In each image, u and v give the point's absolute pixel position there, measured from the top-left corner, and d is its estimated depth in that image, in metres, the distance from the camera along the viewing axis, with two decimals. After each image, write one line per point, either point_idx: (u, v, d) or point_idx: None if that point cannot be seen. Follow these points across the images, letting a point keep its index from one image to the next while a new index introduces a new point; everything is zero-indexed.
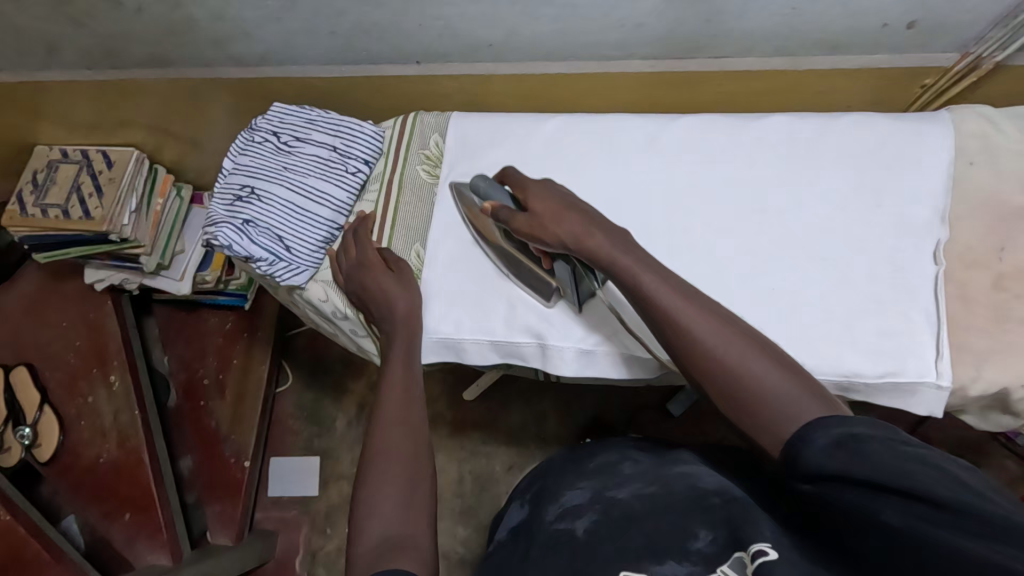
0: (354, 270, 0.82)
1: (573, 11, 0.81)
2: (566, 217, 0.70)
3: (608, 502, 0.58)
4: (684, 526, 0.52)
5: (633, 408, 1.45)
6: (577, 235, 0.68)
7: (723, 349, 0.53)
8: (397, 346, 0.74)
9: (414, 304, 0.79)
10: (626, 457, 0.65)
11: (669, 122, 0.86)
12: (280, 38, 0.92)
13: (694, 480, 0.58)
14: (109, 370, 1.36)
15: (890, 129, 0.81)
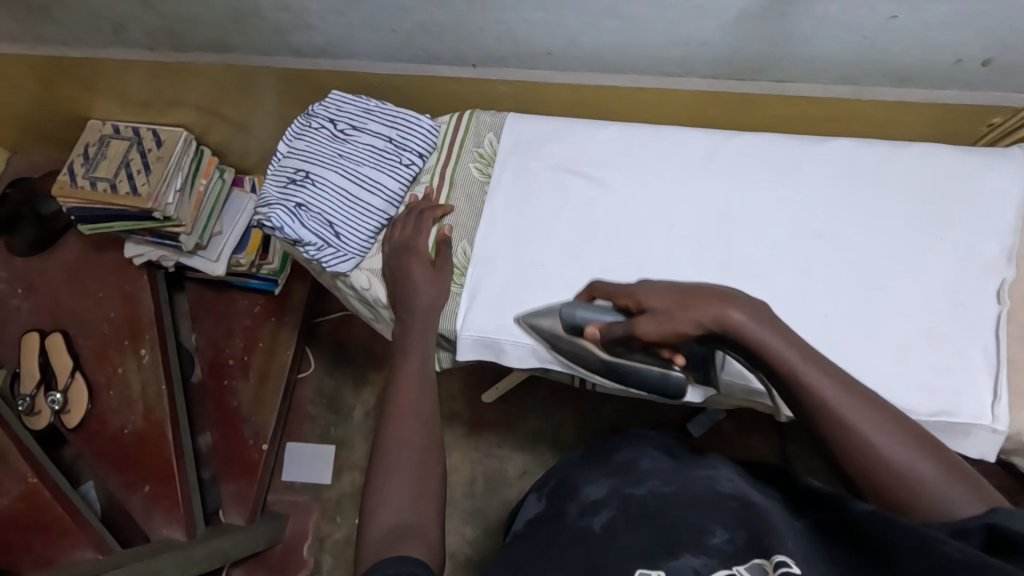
0: (400, 250, 0.82)
1: (639, 25, 0.80)
2: (699, 299, 0.55)
3: (623, 499, 0.58)
4: (700, 522, 0.51)
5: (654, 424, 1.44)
6: (718, 315, 0.54)
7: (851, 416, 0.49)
8: (421, 322, 0.76)
9: (440, 297, 0.79)
10: (644, 455, 0.67)
11: (727, 139, 0.84)
12: (340, 31, 0.93)
13: (714, 483, 0.57)
14: (140, 343, 1.38)
15: (956, 162, 0.77)
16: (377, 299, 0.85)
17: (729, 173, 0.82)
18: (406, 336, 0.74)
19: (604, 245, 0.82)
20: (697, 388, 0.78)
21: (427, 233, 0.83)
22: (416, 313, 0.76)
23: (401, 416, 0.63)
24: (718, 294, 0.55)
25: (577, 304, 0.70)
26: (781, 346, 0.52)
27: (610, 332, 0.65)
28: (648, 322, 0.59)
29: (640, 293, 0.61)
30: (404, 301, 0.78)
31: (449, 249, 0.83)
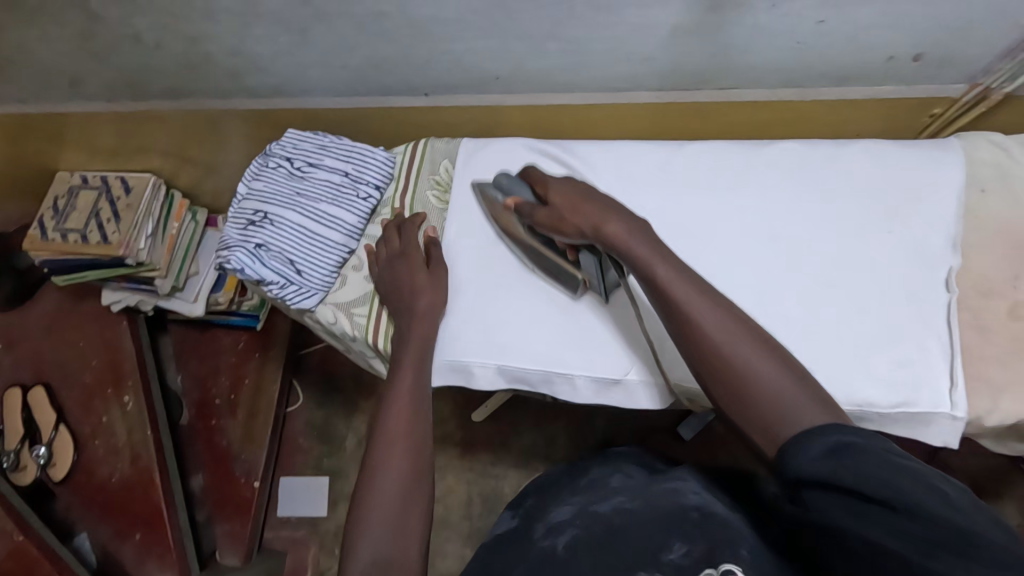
0: (394, 259, 0.83)
1: (580, 46, 0.81)
2: (588, 209, 0.70)
3: (589, 517, 0.61)
4: (660, 539, 0.56)
5: (645, 431, 1.44)
6: (595, 222, 0.69)
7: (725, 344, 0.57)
8: (418, 330, 0.77)
9: (438, 301, 0.80)
10: (616, 471, 0.69)
11: (677, 151, 0.84)
12: (293, 71, 0.94)
13: (679, 495, 0.60)
14: (123, 391, 1.38)
15: (902, 156, 0.78)
16: (344, 332, 0.86)
17: (682, 180, 0.83)
18: (403, 345, 0.76)
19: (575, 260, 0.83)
20: (664, 398, 0.78)
21: (415, 242, 0.84)
22: (415, 322, 0.78)
23: (392, 446, 0.66)
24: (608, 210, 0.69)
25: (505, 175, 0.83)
26: (674, 284, 0.62)
27: (520, 205, 0.79)
28: (546, 215, 0.74)
29: (548, 183, 0.76)
30: (401, 306, 0.80)
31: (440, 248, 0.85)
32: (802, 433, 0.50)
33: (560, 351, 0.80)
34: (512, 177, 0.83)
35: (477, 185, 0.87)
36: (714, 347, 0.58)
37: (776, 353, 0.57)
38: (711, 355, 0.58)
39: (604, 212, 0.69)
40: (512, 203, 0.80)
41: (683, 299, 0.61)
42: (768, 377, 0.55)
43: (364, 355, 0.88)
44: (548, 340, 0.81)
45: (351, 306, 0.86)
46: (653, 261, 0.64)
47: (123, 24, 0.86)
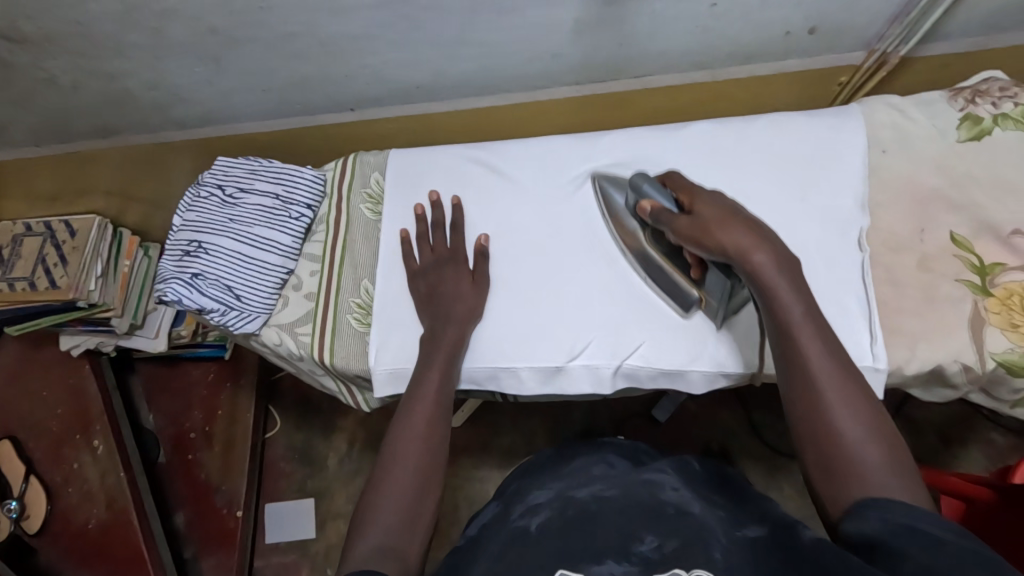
0: (433, 267, 0.82)
1: (491, 49, 0.83)
2: (737, 230, 0.64)
3: (564, 500, 0.60)
4: (632, 528, 0.55)
5: (620, 418, 1.47)
6: (744, 248, 0.62)
7: (827, 386, 0.56)
8: (452, 335, 0.77)
9: (475, 308, 0.80)
10: (601, 461, 0.68)
11: (596, 141, 0.87)
12: (216, 100, 0.94)
13: (656, 490, 0.60)
14: (92, 435, 1.36)
15: (806, 127, 0.81)
16: (291, 351, 0.88)
17: (606, 170, 0.85)
18: (436, 346, 0.76)
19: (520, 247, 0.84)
20: (609, 383, 0.79)
21: (465, 249, 0.83)
22: (451, 323, 0.78)
23: (408, 444, 0.66)
24: (749, 234, 0.63)
25: (648, 178, 0.76)
26: (789, 305, 0.59)
27: (659, 211, 0.73)
28: (687, 222, 0.68)
29: (697, 195, 0.71)
30: (441, 307, 0.79)
31: (487, 261, 0.83)
32: (873, 504, 0.50)
33: (505, 347, 0.80)
34: (652, 182, 0.77)
35: (596, 177, 0.85)
36: (811, 381, 0.57)
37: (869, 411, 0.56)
38: (804, 385, 0.57)
39: (753, 238, 0.63)
40: (650, 207, 0.74)
41: (796, 322, 0.59)
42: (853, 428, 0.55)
43: (315, 372, 0.89)
44: (502, 338, 0.81)
45: (294, 326, 0.88)
46: (775, 284, 0.60)
47: (35, 68, 0.86)
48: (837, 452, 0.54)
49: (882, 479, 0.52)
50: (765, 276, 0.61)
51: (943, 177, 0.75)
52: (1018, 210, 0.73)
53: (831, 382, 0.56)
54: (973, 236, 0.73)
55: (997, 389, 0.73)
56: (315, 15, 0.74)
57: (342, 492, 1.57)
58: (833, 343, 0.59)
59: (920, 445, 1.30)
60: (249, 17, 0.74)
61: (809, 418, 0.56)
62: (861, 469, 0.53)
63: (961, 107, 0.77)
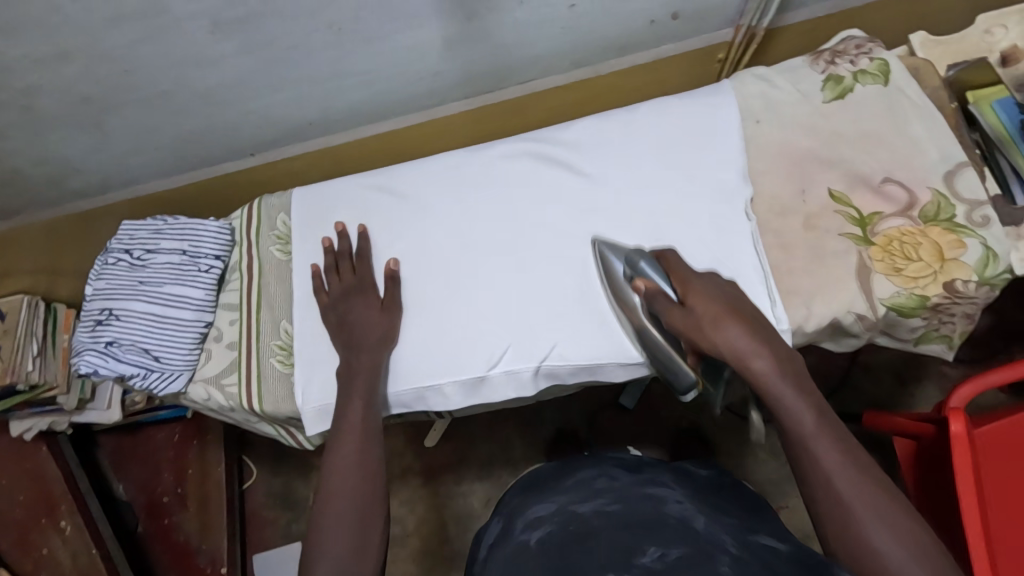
0: (341, 297, 0.82)
1: (370, 78, 0.84)
2: (731, 328, 0.65)
3: (566, 514, 0.62)
4: (634, 543, 0.55)
5: (592, 409, 1.41)
6: (740, 355, 0.64)
7: (850, 495, 0.57)
8: (366, 360, 0.78)
9: (389, 330, 0.81)
10: (602, 474, 0.70)
11: (489, 149, 0.89)
12: (111, 166, 0.93)
13: (660, 504, 0.62)
14: (58, 516, 1.29)
15: (682, 109, 0.84)
16: (220, 404, 0.87)
17: (503, 176, 0.87)
18: (353, 376, 0.77)
19: (431, 266, 0.85)
20: (531, 384, 0.80)
21: (373, 278, 0.84)
22: (364, 349, 0.78)
23: (339, 473, 0.68)
24: (748, 327, 0.65)
25: (644, 256, 0.75)
26: (801, 416, 0.61)
27: (652, 296, 0.71)
28: (680, 316, 0.68)
29: (690, 284, 0.70)
30: (353, 338, 0.79)
31: (398, 285, 0.84)
32: None
33: (425, 365, 0.81)
34: (648, 259, 0.75)
35: (597, 241, 0.81)
36: (834, 491, 0.58)
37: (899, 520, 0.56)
38: (837, 507, 0.57)
39: (753, 341, 0.64)
40: (646, 288, 0.71)
41: (811, 435, 0.60)
42: (889, 546, 0.55)
43: (250, 420, 0.89)
44: (420, 357, 0.81)
45: (220, 378, 0.87)
46: (782, 391, 0.62)
47: None
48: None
49: None
50: (771, 387, 0.62)
51: (814, 138, 0.78)
52: (887, 159, 0.76)
53: (853, 491, 0.57)
54: (849, 191, 0.76)
55: (897, 331, 0.76)
56: (183, 70, 0.75)
57: None
58: (855, 453, 0.59)
59: (878, 391, 1.29)
60: (117, 80, 0.75)
61: (845, 540, 0.56)
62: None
63: (822, 70, 0.81)
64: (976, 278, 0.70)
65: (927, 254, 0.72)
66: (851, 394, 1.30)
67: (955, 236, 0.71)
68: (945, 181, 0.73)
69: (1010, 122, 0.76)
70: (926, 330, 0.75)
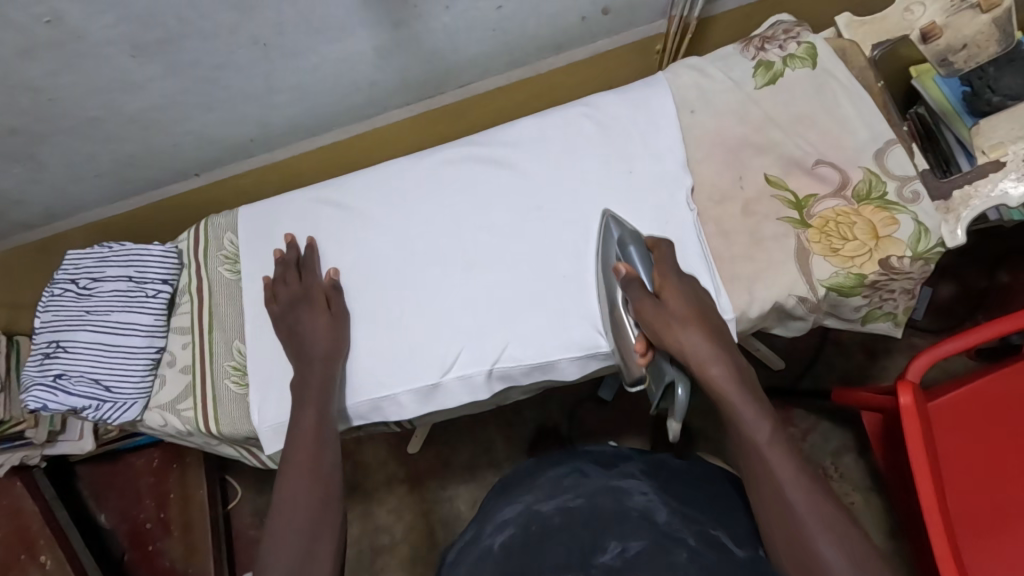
0: (292, 305, 0.82)
1: (305, 91, 0.83)
2: (697, 333, 0.67)
3: (530, 514, 0.61)
4: (595, 541, 0.56)
5: (572, 406, 1.40)
6: (699, 360, 0.66)
7: (802, 508, 0.57)
8: (316, 376, 0.77)
9: (339, 344, 0.80)
10: (575, 470, 0.66)
11: (431, 155, 0.89)
12: (52, 195, 0.92)
13: (625, 497, 0.60)
14: (37, 551, 1.22)
15: (620, 103, 0.84)
16: (178, 429, 0.86)
17: (447, 182, 0.87)
18: (305, 388, 0.76)
19: (380, 277, 0.85)
20: (485, 387, 0.80)
21: (321, 287, 0.83)
22: (316, 377, 0.77)
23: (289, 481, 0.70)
24: (711, 338, 0.67)
25: (637, 240, 0.75)
26: (749, 421, 0.62)
27: (632, 277, 0.72)
28: (650, 307, 0.70)
29: (668, 281, 0.72)
30: (303, 349, 0.79)
31: (342, 295, 0.84)
32: None
33: (378, 376, 0.81)
34: (638, 244, 0.76)
35: (605, 214, 0.80)
36: (784, 500, 0.58)
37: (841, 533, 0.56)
38: (781, 509, 0.58)
39: (711, 348, 0.67)
40: (626, 273, 0.72)
41: (762, 444, 0.61)
42: (830, 548, 0.55)
43: (209, 442, 0.89)
44: (372, 368, 0.82)
45: (175, 403, 0.86)
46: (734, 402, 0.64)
47: None
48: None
49: None
50: (723, 394, 0.65)
51: (746, 125, 0.79)
52: (818, 141, 0.77)
53: (803, 503, 0.58)
54: (784, 174, 0.77)
55: (841, 310, 0.77)
56: (109, 95, 0.74)
57: None
58: (803, 464, 0.61)
59: (850, 365, 1.29)
60: (43, 109, 0.74)
61: (786, 540, 0.57)
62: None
63: (753, 56, 0.81)
64: (910, 254, 0.71)
65: (862, 234, 0.73)
66: (825, 369, 1.30)
67: (887, 214, 0.72)
68: (876, 159, 0.74)
69: (953, 95, 0.81)
70: (867, 307, 0.76)
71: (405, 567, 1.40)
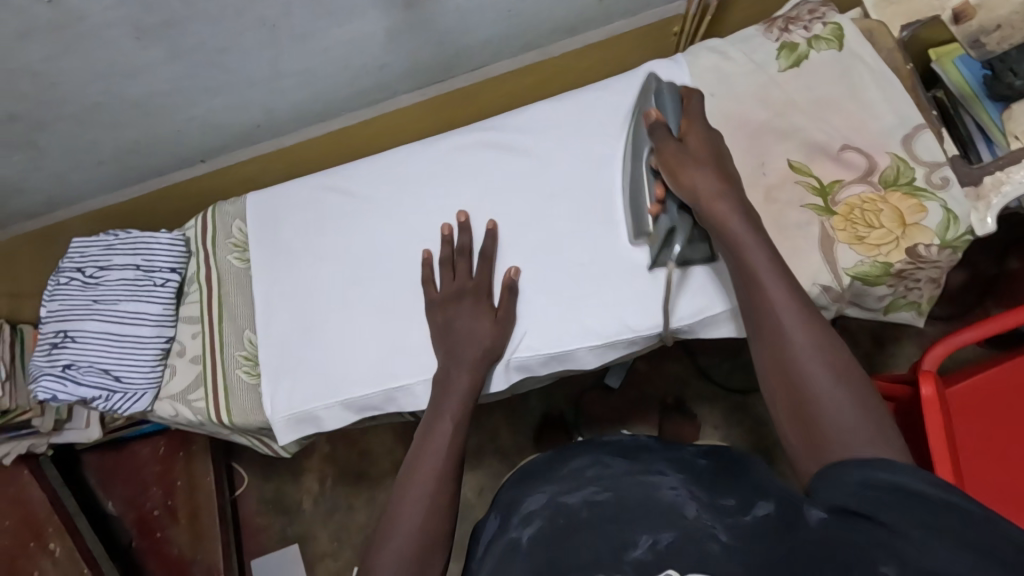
0: (450, 297, 0.78)
1: (313, 75, 0.81)
2: (708, 173, 0.65)
3: (558, 508, 0.60)
4: (625, 536, 0.53)
5: (578, 394, 1.38)
6: (711, 197, 0.63)
7: (802, 342, 0.55)
8: (461, 380, 0.73)
9: (491, 345, 0.75)
10: (598, 461, 0.66)
11: (442, 141, 0.86)
12: (54, 182, 0.89)
13: (654, 489, 0.58)
14: (46, 539, 1.20)
15: (638, 86, 0.82)
16: (189, 419, 0.85)
17: (461, 168, 0.85)
18: (448, 391, 0.72)
19: (394, 265, 0.83)
20: (501, 378, 0.79)
21: (489, 282, 0.79)
22: (466, 366, 0.74)
23: (424, 461, 0.66)
24: (725, 179, 0.65)
25: (672, 90, 0.73)
26: (757, 257, 0.60)
27: (659, 121, 0.70)
28: (671, 150, 0.67)
29: (693, 124, 0.69)
30: (455, 346, 0.75)
31: (515, 297, 0.78)
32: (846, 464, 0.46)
33: (392, 366, 0.80)
34: (673, 95, 0.73)
35: (653, 77, 0.76)
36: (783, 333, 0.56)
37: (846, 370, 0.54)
38: (778, 337, 0.56)
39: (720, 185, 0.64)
40: (654, 118, 0.70)
41: (766, 277, 0.59)
42: (826, 382, 0.53)
43: (222, 433, 0.88)
44: (386, 358, 0.81)
45: (186, 394, 0.85)
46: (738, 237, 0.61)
47: None
48: (812, 408, 0.52)
49: (864, 446, 0.48)
50: (731, 231, 0.62)
51: (767, 110, 0.77)
52: (842, 126, 0.75)
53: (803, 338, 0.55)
54: (808, 160, 0.75)
55: (864, 299, 0.75)
56: (112, 80, 0.72)
57: (325, 530, 1.46)
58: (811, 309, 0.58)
59: (860, 353, 1.28)
60: (45, 95, 0.72)
61: (779, 363, 0.55)
62: (835, 426, 0.51)
63: (776, 38, 0.79)
64: (938, 242, 0.70)
65: (888, 221, 0.71)
66: None
67: (915, 201, 0.71)
68: (903, 145, 0.73)
69: (973, 77, 0.79)
70: (891, 296, 0.75)
71: None
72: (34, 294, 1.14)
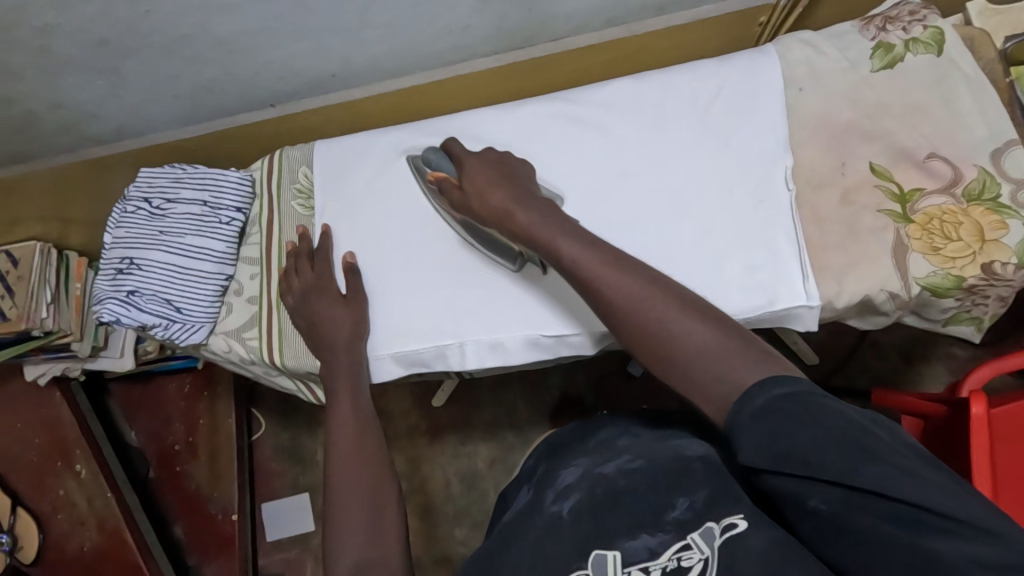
0: (301, 301, 0.81)
1: (397, 30, 0.81)
2: (500, 193, 0.72)
3: (596, 479, 0.62)
4: (663, 498, 0.58)
5: (598, 376, 1.36)
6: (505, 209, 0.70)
7: (644, 308, 0.59)
8: (346, 360, 0.77)
9: (356, 326, 0.79)
10: (625, 432, 0.68)
11: (518, 108, 0.86)
12: (127, 111, 0.90)
13: (682, 449, 0.63)
14: (73, 460, 1.22)
15: (722, 73, 0.81)
16: (241, 356, 0.87)
17: (540, 136, 0.84)
18: (334, 380, 0.76)
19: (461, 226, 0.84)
20: (551, 350, 0.79)
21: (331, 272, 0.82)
22: (342, 353, 0.77)
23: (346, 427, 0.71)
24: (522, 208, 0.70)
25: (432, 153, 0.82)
26: (582, 255, 0.63)
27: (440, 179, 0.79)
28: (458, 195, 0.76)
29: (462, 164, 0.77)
30: (324, 339, 0.78)
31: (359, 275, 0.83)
32: (744, 394, 0.50)
33: (451, 324, 0.81)
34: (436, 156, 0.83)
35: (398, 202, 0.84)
36: (626, 308, 0.59)
37: (710, 315, 0.58)
38: (634, 317, 0.59)
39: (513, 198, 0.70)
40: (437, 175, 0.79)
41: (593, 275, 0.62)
42: (686, 327, 0.57)
43: (270, 373, 0.90)
44: (443, 318, 0.81)
45: (241, 331, 0.87)
46: (558, 240, 0.65)
47: None
48: (684, 357, 0.56)
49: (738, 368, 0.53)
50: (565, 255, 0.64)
51: (854, 110, 0.76)
52: (932, 134, 0.73)
53: (636, 299, 0.59)
54: (892, 165, 0.74)
55: (927, 311, 0.75)
56: (206, 14, 0.72)
57: None
58: (632, 268, 0.62)
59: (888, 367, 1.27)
60: (139, 21, 0.72)
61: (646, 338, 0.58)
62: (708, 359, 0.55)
63: (873, 37, 0.78)
64: (1016, 261, 0.69)
65: (968, 235, 0.70)
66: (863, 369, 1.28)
67: (997, 217, 0.70)
68: (992, 161, 0.72)
69: None
70: (955, 310, 0.74)
71: (417, 517, 1.39)
72: (84, 222, 1.13)
